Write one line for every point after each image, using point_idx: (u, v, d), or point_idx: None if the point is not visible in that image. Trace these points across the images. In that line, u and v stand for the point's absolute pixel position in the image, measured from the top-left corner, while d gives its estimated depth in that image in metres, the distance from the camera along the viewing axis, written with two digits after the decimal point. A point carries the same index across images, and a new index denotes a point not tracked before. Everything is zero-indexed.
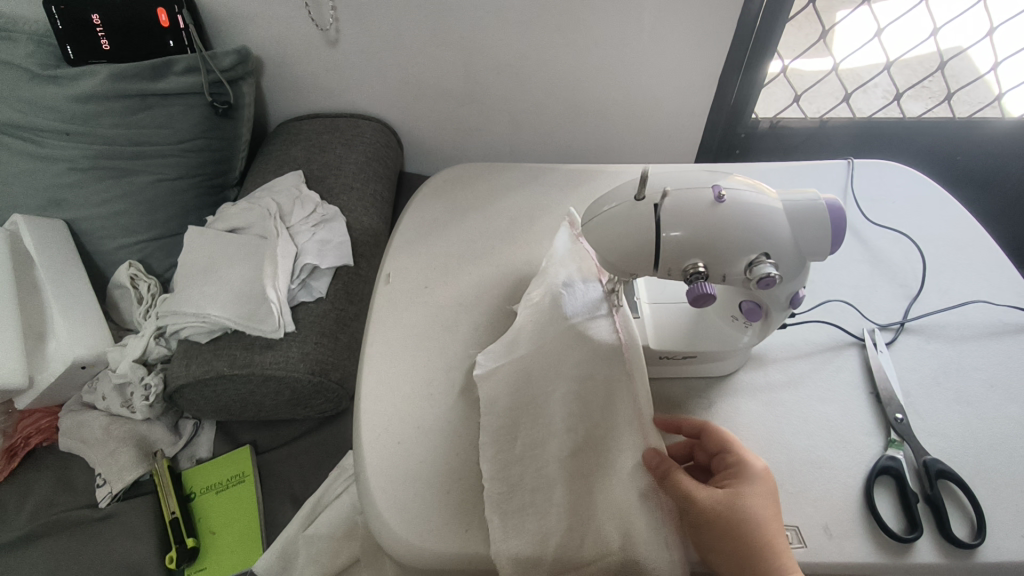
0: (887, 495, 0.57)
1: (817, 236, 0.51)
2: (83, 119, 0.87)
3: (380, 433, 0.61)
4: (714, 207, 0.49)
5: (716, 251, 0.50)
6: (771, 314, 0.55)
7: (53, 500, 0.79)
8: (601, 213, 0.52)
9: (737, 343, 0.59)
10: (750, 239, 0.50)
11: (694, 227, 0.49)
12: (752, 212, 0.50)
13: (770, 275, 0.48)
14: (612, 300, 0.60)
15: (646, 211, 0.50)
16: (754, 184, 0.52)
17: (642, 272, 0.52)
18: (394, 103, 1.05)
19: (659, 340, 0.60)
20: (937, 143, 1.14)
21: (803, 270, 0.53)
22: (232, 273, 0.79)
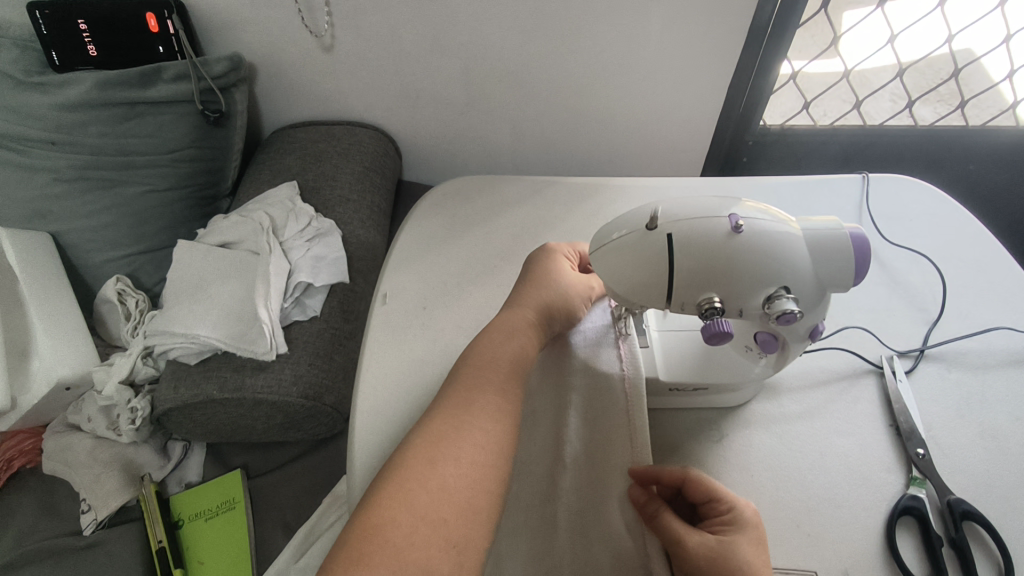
0: (908, 537, 0.54)
1: (839, 268, 0.48)
2: (68, 127, 0.83)
3: (374, 467, 0.58)
4: (731, 238, 0.46)
5: (733, 283, 0.47)
6: (788, 347, 0.52)
7: (35, 526, 0.76)
8: (610, 241, 0.49)
9: (750, 376, 0.56)
10: (768, 272, 0.46)
11: (709, 259, 0.46)
12: (770, 243, 0.46)
13: (791, 312, 0.45)
14: (621, 327, 0.61)
15: (658, 241, 0.46)
16: (773, 211, 0.48)
17: (653, 304, 0.49)
18: (392, 110, 1.02)
19: (669, 370, 0.57)
20: (949, 153, 1.11)
21: (822, 302, 0.50)
22: (222, 291, 0.76)
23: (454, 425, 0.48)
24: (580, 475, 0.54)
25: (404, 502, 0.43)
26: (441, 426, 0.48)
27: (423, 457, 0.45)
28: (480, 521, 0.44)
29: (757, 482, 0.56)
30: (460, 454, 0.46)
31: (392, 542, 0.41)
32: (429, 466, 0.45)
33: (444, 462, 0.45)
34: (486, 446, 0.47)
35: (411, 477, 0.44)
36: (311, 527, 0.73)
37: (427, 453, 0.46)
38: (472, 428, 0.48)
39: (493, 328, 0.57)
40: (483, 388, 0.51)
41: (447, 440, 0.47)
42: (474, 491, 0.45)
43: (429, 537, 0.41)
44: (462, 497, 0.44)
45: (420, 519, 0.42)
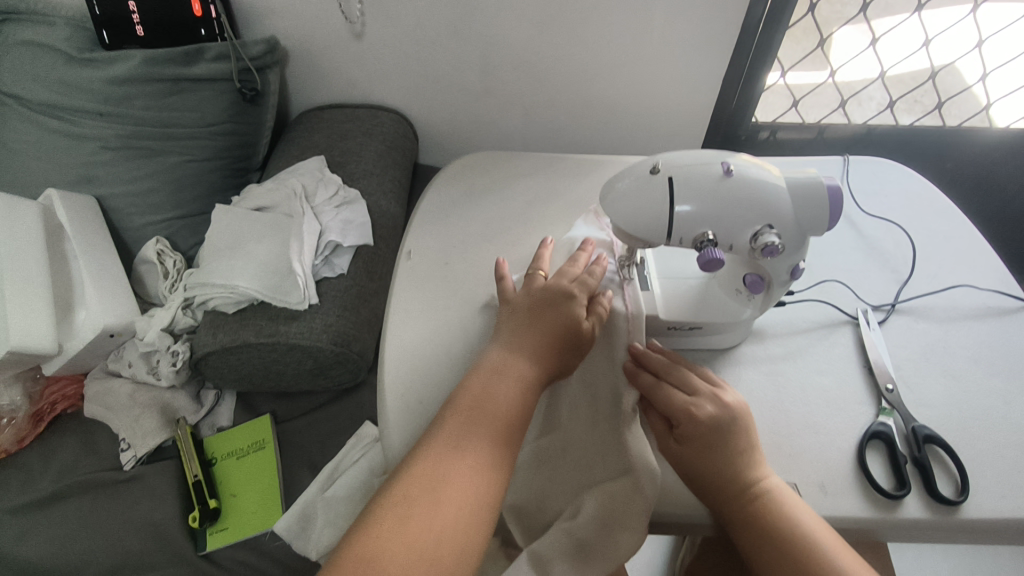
0: (877, 458, 0.61)
1: (817, 212, 0.55)
2: (117, 99, 0.90)
3: (404, 393, 0.65)
4: (724, 181, 0.54)
5: (724, 222, 0.54)
6: (773, 287, 0.60)
7: (78, 462, 0.82)
8: (618, 186, 0.56)
9: (740, 316, 0.63)
10: (755, 212, 0.54)
11: (704, 199, 0.54)
12: (758, 186, 0.54)
13: (772, 244, 0.53)
14: (624, 273, 0.66)
15: (660, 183, 0.54)
16: (759, 162, 0.56)
17: (655, 241, 0.57)
18: (412, 96, 1.10)
19: (668, 310, 0.64)
20: (928, 148, 1.19)
21: (803, 246, 0.57)
22: (259, 248, 0.83)
23: (485, 418, 0.53)
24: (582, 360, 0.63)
25: (431, 473, 0.49)
26: (469, 409, 0.53)
27: (455, 438, 0.51)
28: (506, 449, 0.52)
29: None
30: (493, 391, 0.54)
31: (415, 497, 0.47)
32: (457, 455, 0.50)
33: (478, 399, 0.54)
34: (508, 435, 0.53)
35: (436, 454, 0.50)
36: (337, 464, 0.80)
37: (460, 434, 0.51)
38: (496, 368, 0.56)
39: (532, 329, 0.59)
40: (514, 376, 0.55)
41: (479, 380, 0.56)
42: (502, 424, 0.53)
43: (463, 464, 0.50)
44: (491, 429, 0.52)
45: (457, 452, 0.50)
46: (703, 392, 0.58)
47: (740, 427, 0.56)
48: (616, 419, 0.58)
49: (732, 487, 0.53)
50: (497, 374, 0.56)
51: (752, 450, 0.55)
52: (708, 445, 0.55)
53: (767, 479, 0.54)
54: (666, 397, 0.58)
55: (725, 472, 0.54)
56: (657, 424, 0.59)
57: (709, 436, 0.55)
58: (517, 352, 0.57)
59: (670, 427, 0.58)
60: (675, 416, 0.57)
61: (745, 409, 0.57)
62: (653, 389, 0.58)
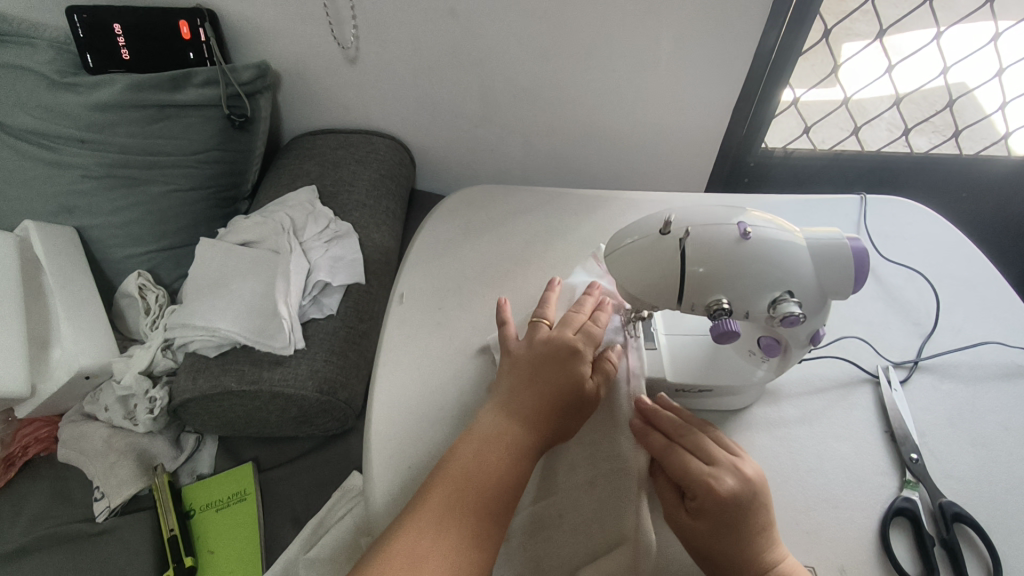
0: (902, 538, 0.56)
1: (840, 276, 0.51)
2: (99, 126, 0.86)
3: (390, 457, 0.60)
4: (740, 244, 0.49)
5: (740, 287, 0.50)
6: (790, 350, 0.55)
7: (48, 513, 0.78)
8: (624, 246, 0.52)
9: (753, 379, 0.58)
10: (774, 277, 0.49)
11: (718, 263, 0.49)
12: (776, 250, 0.49)
13: (795, 314, 0.48)
14: (629, 330, 0.62)
15: (670, 246, 0.50)
16: (777, 221, 0.51)
17: (664, 304, 0.52)
18: (409, 122, 1.06)
19: (676, 372, 0.60)
20: (943, 180, 1.15)
21: (823, 309, 0.52)
22: (243, 287, 0.79)
23: (472, 487, 0.48)
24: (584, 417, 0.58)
25: (408, 555, 0.44)
26: (456, 478, 0.49)
27: (437, 511, 0.47)
28: (493, 525, 0.48)
29: None
30: (482, 456, 0.50)
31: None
32: (437, 531, 0.46)
33: (466, 464, 0.50)
34: (497, 507, 0.48)
35: (416, 531, 0.46)
36: (321, 520, 0.75)
37: (444, 507, 0.47)
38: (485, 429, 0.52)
39: (530, 386, 0.54)
40: (508, 440, 0.51)
41: (469, 443, 0.51)
42: (490, 496, 0.48)
43: (442, 542, 0.45)
44: (477, 501, 0.48)
45: (436, 528, 0.46)
46: (722, 459, 0.51)
47: (760, 501, 0.50)
48: (618, 484, 0.53)
49: (749, 574, 0.47)
50: (490, 437, 0.51)
51: (769, 528, 0.50)
52: (728, 523, 0.48)
53: (786, 564, 0.48)
54: (680, 462, 0.51)
55: (743, 555, 0.48)
56: (666, 491, 0.53)
57: (728, 511, 0.48)
58: (513, 412, 0.53)
59: (682, 497, 0.51)
60: (689, 487, 0.50)
61: (764, 479, 0.51)
62: (664, 453, 0.52)
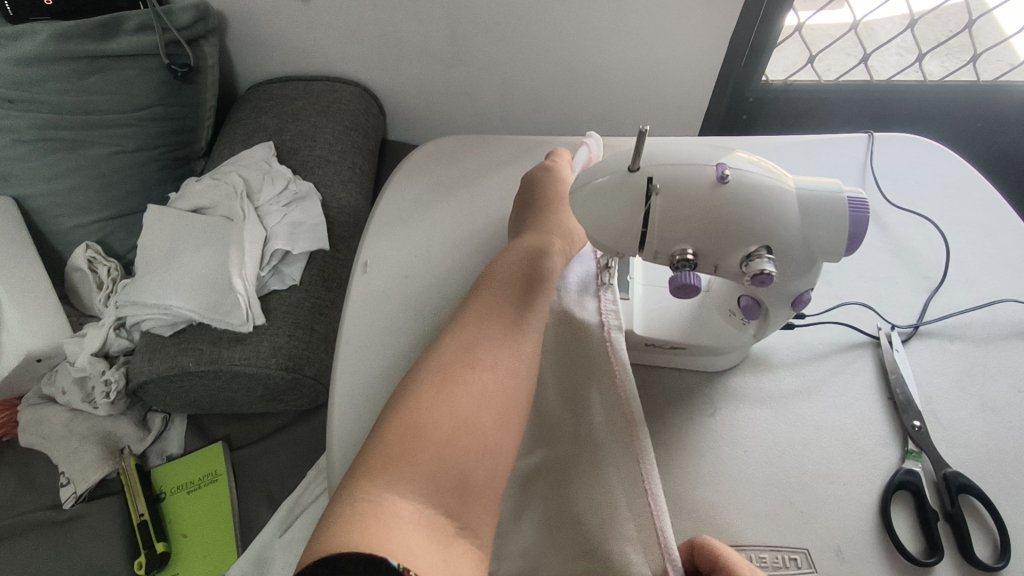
0: (904, 514, 0.52)
1: (828, 234, 0.44)
2: (28, 83, 0.78)
3: (354, 444, 0.55)
4: (717, 189, 0.43)
5: (713, 238, 0.44)
6: (770, 313, 0.50)
7: (13, 500, 0.75)
8: (585, 189, 0.45)
9: (736, 341, 0.53)
10: (750, 230, 0.43)
11: (689, 210, 0.43)
12: (759, 197, 0.43)
13: (767, 273, 0.43)
14: (602, 277, 0.57)
15: (637, 184, 0.43)
16: (766, 164, 0.45)
17: (625, 250, 0.47)
18: (374, 66, 0.96)
19: (647, 325, 0.55)
20: (959, 111, 1.06)
21: (810, 271, 0.46)
22: (196, 259, 0.73)
23: (489, 390, 0.43)
24: (559, 370, 0.54)
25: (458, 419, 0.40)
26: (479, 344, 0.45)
27: (459, 413, 0.41)
28: (512, 427, 0.43)
29: (748, 457, 0.54)
30: (495, 365, 0.44)
31: (443, 443, 0.39)
32: (459, 438, 0.40)
33: (480, 371, 0.43)
34: (512, 401, 0.43)
35: (451, 378, 0.42)
36: (295, 500, 0.72)
37: (465, 405, 0.41)
38: (493, 337, 0.46)
39: (513, 270, 0.51)
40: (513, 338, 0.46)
41: (479, 350, 0.45)
42: (500, 397, 0.43)
43: (470, 441, 0.40)
44: (492, 405, 0.42)
45: (461, 424, 0.40)
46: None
47: None
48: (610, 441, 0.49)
49: None
50: (497, 312, 0.48)
51: None
52: None
53: None
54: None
55: None
56: None
57: None
58: (503, 301, 0.49)
59: None
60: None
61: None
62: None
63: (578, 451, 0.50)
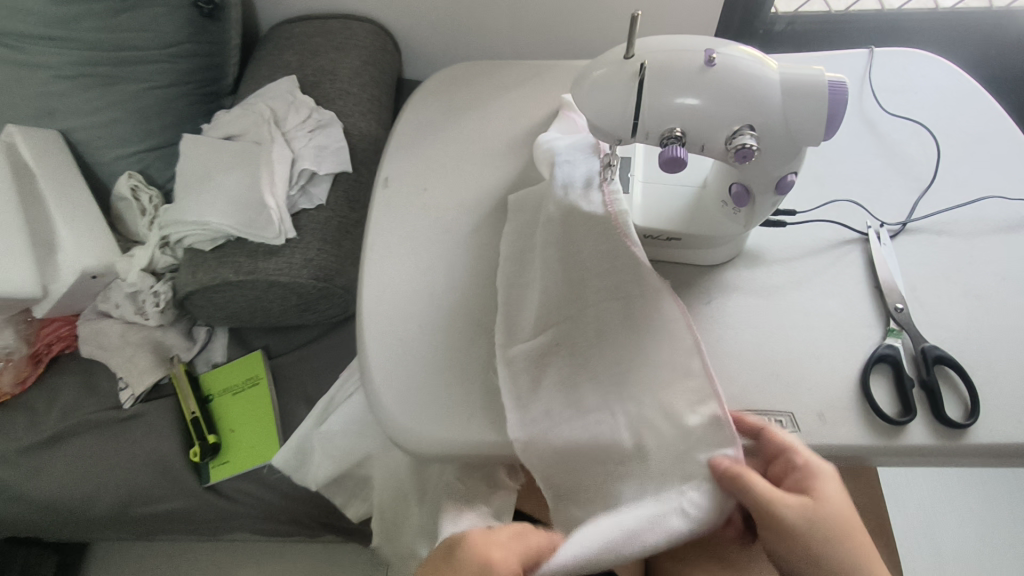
0: (883, 383, 0.57)
1: (809, 116, 0.47)
2: (63, 22, 0.83)
3: (383, 329, 0.61)
4: (704, 72, 0.47)
5: (701, 118, 0.48)
6: (758, 201, 0.54)
7: (79, 402, 0.83)
8: (588, 79, 0.50)
9: (728, 232, 0.57)
10: (736, 109, 0.47)
11: (679, 90, 0.47)
12: (744, 79, 0.47)
13: (749, 145, 0.47)
14: (605, 173, 0.59)
15: (632, 70, 0.48)
16: (753, 53, 0.49)
17: (621, 135, 0.51)
18: (389, 2, 1.00)
19: (646, 218, 0.59)
20: (969, 34, 1.06)
21: (795, 157, 0.51)
22: (230, 180, 0.78)
23: None
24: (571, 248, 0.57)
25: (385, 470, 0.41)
26: None
27: None
28: None
29: (740, 337, 0.60)
30: None
31: None
32: None
33: None
34: None
35: None
36: (329, 400, 0.79)
37: None
38: None
39: None
40: None
41: None
42: None
43: None
44: None
45: None
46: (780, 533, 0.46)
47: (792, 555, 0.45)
48: (624, 307, 0.53)
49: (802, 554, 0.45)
50: None
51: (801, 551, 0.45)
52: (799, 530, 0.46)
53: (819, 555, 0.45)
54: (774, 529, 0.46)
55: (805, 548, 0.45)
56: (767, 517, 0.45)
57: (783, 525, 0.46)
58: None
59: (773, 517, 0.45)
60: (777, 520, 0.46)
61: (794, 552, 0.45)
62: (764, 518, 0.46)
63: (590, 315, 0.54)
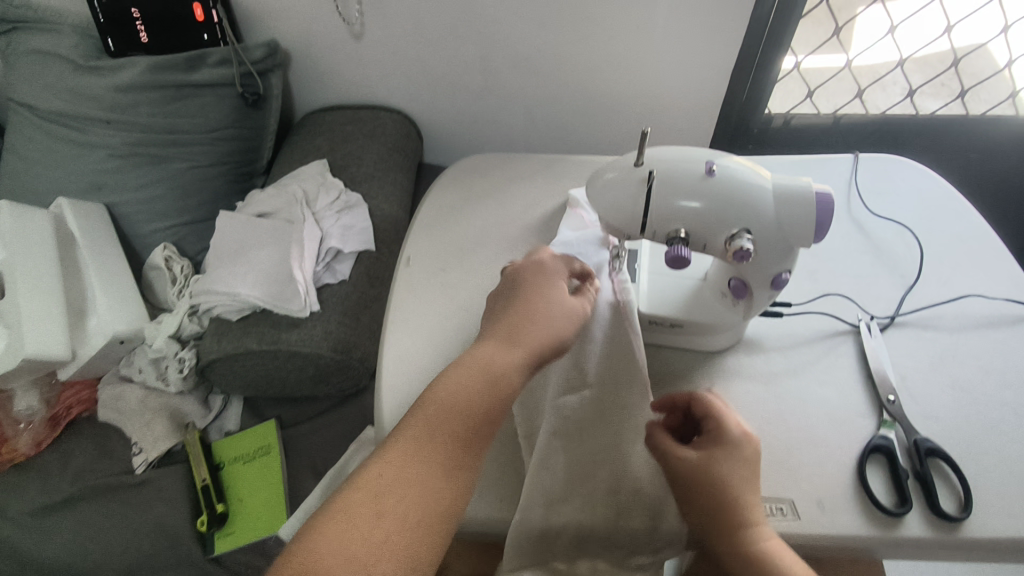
0: (879, 473, 0.59)
1: (800, 221, 0.53)
2: (122, 107, 0.91)
3: (399, 404, 0.64)
4: (705, 180, 0.52)
5: (703, 221, 0.53)
6: (755, 294, 0.59)
7: (92, 466, 0.85)
8: (603, 179, 0.56)
9: (727, 321, 0.62)
10: (734, 214, 0.53)
11: (683, 195, 0.53)
12: (741, 189, 0.52)
13: (745, 249, 0.52)
14: (614, 264, 0.64)
15: (640, 176, 0.53)
16: (749, 164, 0.54)
17: (630, 232, 0.57)
18: (416, 96, 1.09)
19: (650, 305, 0.64)
20: (947, 140, 1.15)
21: (789, 256, 0.55)
22: (261, 256, 0.84)
23: (451, 415, 0.47)
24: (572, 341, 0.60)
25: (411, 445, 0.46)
26: (445, 403, 0.48)
27: (413, 455, 0.45)
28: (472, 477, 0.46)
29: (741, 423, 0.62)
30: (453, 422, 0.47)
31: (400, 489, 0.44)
32: (408, 467, 0.45)
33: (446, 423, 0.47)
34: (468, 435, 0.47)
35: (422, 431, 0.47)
36: (338, 469, 0.82)
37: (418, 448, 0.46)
38: (469, 397, 0.48)
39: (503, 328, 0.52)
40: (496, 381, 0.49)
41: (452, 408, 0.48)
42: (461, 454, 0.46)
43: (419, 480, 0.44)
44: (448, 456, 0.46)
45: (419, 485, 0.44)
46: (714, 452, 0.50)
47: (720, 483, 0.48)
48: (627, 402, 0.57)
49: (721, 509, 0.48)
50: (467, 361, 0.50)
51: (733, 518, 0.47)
52: (738, 461, 0.49)
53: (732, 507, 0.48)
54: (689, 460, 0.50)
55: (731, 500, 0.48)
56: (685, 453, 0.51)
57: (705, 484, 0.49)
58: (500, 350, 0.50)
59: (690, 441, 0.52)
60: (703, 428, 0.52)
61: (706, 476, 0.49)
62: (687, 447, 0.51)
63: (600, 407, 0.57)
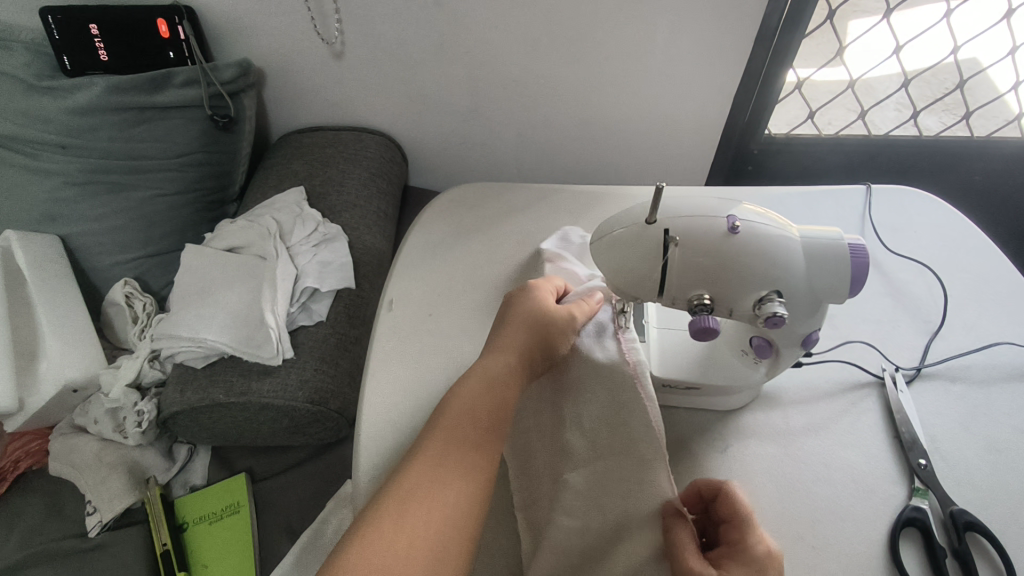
0: (912, 549, 0.53)
1: (832, 277, 0.47)
2: (79, 131, 0.83)
3: (380, 473, 0.57)
4: (728, 239, 0.47)
5: (726, 283, 0.48)
6: (781, 352, 0.53)
7: (41, 528, 0.77)
8: (609, 237, 0.50)
9: (745, 379, 0.56)
10: (762, 275, 0.47)
11: (705, 255, 0.47)
12: (767, 245, 0.47)
13: (778, 315, 0.46)
14: (618, 321, 0.59)
15: (654, 237, 0.47)
16: (770, 214, 0.49)
17: (646, 297, 0.50)
18: (400, 117, 1.02)
19: (663, 367, 0.58)
20: (952, 164, 1.11)
21: (817, 314, 0.50)
22: (230, 296, 0.77)
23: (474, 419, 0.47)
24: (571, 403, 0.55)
25: (449, 429, 0.46)
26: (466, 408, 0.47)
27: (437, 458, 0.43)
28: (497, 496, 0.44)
29: (760, 492, 0.56)
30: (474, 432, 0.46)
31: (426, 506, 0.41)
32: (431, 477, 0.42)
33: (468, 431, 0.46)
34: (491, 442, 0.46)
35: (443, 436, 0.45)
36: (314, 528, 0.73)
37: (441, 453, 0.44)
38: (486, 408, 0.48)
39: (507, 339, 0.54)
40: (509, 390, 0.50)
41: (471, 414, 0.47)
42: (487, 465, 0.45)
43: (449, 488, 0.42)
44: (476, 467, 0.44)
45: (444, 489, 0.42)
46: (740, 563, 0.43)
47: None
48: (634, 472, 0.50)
49: None
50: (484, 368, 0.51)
51: None
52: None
53: None
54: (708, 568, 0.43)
55: None
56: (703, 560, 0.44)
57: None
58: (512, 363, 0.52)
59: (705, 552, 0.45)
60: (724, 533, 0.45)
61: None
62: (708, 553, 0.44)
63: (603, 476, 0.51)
